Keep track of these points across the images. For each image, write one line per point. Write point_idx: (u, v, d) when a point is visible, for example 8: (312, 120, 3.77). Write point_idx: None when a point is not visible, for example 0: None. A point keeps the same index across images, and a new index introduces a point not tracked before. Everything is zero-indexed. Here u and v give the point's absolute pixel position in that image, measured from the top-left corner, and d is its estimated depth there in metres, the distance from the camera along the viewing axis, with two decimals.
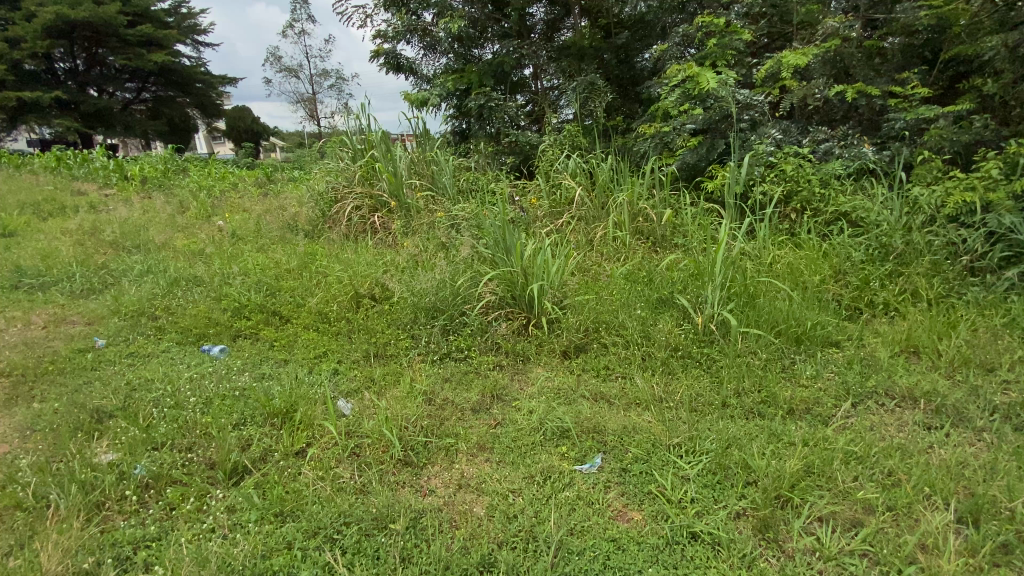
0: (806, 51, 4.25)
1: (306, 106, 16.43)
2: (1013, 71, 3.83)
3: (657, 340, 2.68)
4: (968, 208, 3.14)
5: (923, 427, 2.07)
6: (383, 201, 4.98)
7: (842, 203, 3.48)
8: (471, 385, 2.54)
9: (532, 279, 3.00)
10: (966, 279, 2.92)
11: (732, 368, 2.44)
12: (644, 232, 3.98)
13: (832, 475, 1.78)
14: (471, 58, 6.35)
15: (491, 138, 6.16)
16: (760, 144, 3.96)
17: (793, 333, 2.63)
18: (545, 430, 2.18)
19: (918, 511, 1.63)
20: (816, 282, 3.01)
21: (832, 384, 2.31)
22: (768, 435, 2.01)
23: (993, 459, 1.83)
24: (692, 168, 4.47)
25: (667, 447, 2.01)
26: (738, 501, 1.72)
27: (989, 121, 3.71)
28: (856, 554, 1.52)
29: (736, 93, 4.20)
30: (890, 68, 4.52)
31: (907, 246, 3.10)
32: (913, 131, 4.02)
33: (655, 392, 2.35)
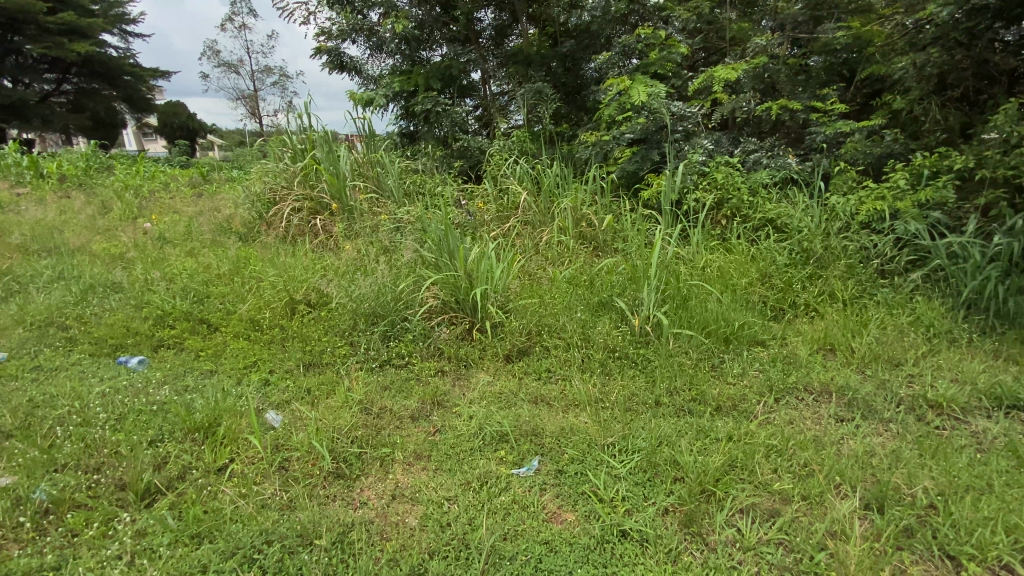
0: (736, 66, 4.51)
1: (248, 104, 15.73)
2: (919, 89, 4.19)
3: (596, 342, 2.73)
4: (878, 215, 3.40)
5: (836, 419, 2.21)
6: (325, 203, 4.82)
7: (768, 210, 3.68)
8: (409, 391, 2.49)
9: (475, 283, 2.98)
10: (878, 281, 3.15)
11: (665, 368, 2.52)
12: (587, 237, 4.05)
13: (753, 468, 1.87)
14: (419, 60, 6.28)
15: (439, 141, 6.09)
16: (694, 153, 4.15)
17: (722, 333, 2.75)
18: (484, 435, 2.16)
19: (829, 499, 1.73)
20: (744, 284, 3.16)
21: (757, 381, 2.43)
22: (696, 432, 2.08)
23: (896, 447, 1.97)
24: (632, 175, 4.62)
25: (602, 447, 2.05)
26: (666, 497, 1.77)
27: (897, 136, 4.04)
28: (773, 543, 1.60)
29: (671, 105, 4.45)
30: (813, 84, 4.84)
31: (826, 249, 3.31)
32: (832, 143, 4.31)
33: (593, 393, 2.38)
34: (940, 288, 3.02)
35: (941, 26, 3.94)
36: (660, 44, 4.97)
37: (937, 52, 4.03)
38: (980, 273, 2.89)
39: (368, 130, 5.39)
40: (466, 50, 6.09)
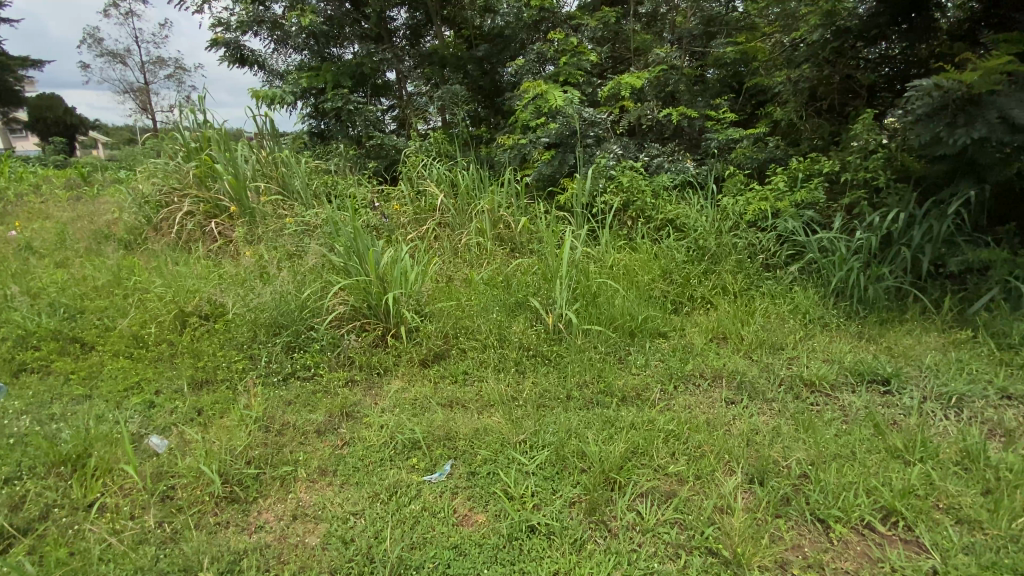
0: (641, 75, 4.77)
1: (139, 99, 14.28)
2: (796, 101, 4.66)
3: (511, 342, 2.75)
4: (763, 214, 3.73)
5: (727, 402, 2.39)
6: (223, 206, 4.48)
7: (669, 211, 3.93)
8: (316, 404, 2.36)
9: (387, 288, 2.90)
10: (763, 274, 3.45)
11: (576, 364, 2.60)
12: (504, 238, 4.08)
13: (652, 452, 1.99)
14: (329, 56, 6.02)
15: (352, 142, 5.85)
16: (602, 158, 4.35)
17: (627, 327, 2.90)
18: (395, 444, 2.10)
19: (719, 476, 1.87)
20: (648, 281, 3.35)
21: (658, 371, 2.59)
22: (604, 423, 2.17)
23: (777, 424, 2.17)
24: (548, 178, 4.71)
25: (514, 445, 2.06)
26: (573, 489, 1.82)
27: (779, 143, 4.47)
28: (669, 523, 1.70)
29: (582, 111, 4.53)
30: (708, 93, 5.21)
31: (719, 246, 3.59)
32: (724, 149, 4.68)
33: (506, 393, 2.40)
34: (815, 278, 3.36)
35: (812, 46, 4.43)
36: (570, 51, 5.15)
37: (810, 69, 4.51)
38: (845, 264, 3.26)
39: (273, 130, 5.07)
40: (378, 49, 5.90)
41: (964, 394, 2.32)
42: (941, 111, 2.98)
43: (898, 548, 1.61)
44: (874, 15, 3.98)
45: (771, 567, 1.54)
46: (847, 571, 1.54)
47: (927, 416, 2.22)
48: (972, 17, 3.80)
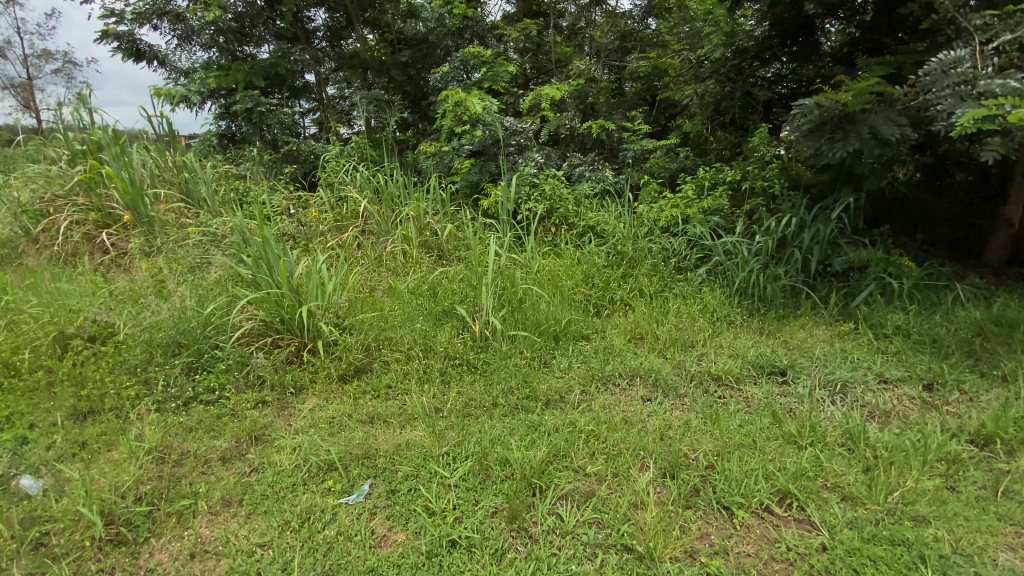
0: (560, 87, 4.95)
1: (20, 96, 12.60)
2: (702, 114, 4.98)
3: (436, 352, 2.71)
4: (675, 220, 3.96)
5: (644, 400, 2.50)
6: (116, 215, 4.08)
7: (590, 218, 4.07)
8: (220, 430, 2.20)
9: (301, 301, 2.77)
10: (675, 277, 3.65)
11: (501, 370, 2.61)
12: (431, 246, 3.95)
13: (572, 455, 2.03)
14: (240, 56, 5.67)
15: (267, 145, 5.52)
16: (525, 166, 4.43)
17: (552, 331, 2.95)
18: (309, 467, 2.00)
19: (634, 473, 1.94)
20: (571, 286, 3.44)
21: (580, 373, 2.65)
22: (527, 428, 2.19)
23: (688, 418, 2.29)
24: (473, 185, 4.70)
25: (436, 458, 2.02)
26: (494, 498, 1.82)
27: (688, 154, 4.76)
28: (588, 523, 1.74)
29: (503, 120, 4.67)
30: (625, 105, 5.38)
31: (636, 250, 3.76)
32: (639, 159, 4.92)
33: (429, 404, 2.35)
34: (722, 279, 3.60)
35: (716, 63, 4.82)
36: (490, 61, 5.24)
37: (713, 84, 4.86)
38: (747, 266, 3.53)
39: (173, 132, 4.69)
40: (296, 49, 5.64)
41: (848, 380, 2.57)
42: (824, 127, 3.31)
43: (792, 528, 1.74)
44: (767, 37, 4.38)
45: (680, 557, 1.61)
46: (748, 554, 1.64)
47: (817, 403, 2.43)
48: (850, 41, 4.20)
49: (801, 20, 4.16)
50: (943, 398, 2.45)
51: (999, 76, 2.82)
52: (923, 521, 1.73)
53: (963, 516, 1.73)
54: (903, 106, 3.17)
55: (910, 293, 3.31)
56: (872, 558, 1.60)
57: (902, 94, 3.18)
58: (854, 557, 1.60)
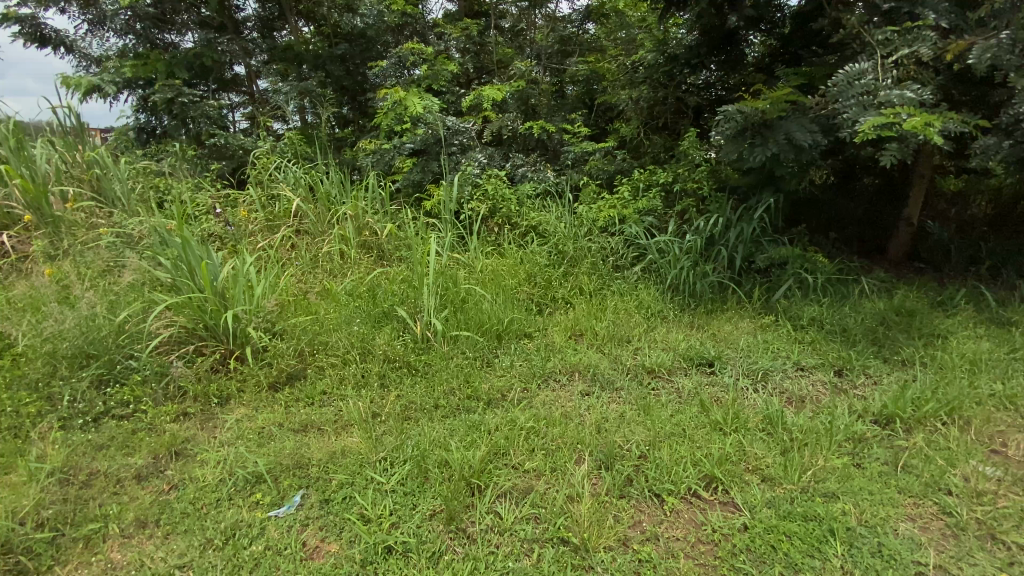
0: (501, 87, 4.98)
1: None
2: (637, 118, 5.13)
3: (375, 355, 2.63)
4: (612, 221, 4.09)
5: (583, 395, 2.56)
6: (14, 214, 3.70)
7: (532, 218, 4.11)
8: (135, 447, 2.06)
9: (227, 306, 2.62)
10: (614, 275, 3.76)
11: (442, 371, 2.58)
12: (370, 246, 3.82)
13: (511, 453, 2.04)
14: (161, 44, 5.28)
15: (191, 141, 5.18)
16: (467, 165, 4.42)
17: (494, 330, 2.95)
18: (235, 480, 1.90)
19: (572, 466, 1.98)
20: (513, 285, 3.46)
21: (522, 370, 2.68)
22: (468, 428, 2.18)
23: (623, 410, 2.37)
24: (415, 184, 4.63)
25: (373, 464, 1.97)
26: (432, 501, 1.80)
27: (625, 157, 4.92)
28: (526, 519, 1.76)
29: (445, 119, 4.62)
30: (565, 108, 5.51)
31: (576, 249, 3.84)
32: (579, 160, 5.03)
33: (366, 409, 2.29)
34: (656, 276, 3.74)
35: (650, 68, 5.05)
36: (430, 59, 5.18)
37: (648, 90, 5.06)
38: (679, 263, 3.69)
39: (81, 124, 4.30)
40: (222, 39, 5.33)
41: (769, 368, 2.75)
42: (746, 132, 3.52)
43: (717, 510, 1.84)
44: (696, 46, 4.67)
45: (614, 546, 1.66)
46: (677, 538, 1.72)
47: (740, 392, 2.58)
48: (771, 53, 4.55)
49: (726, 31, 4.45)
50: (851, 382, 2.67)
51: (896, 88, 3.11)
52: (832, 497, 1.88)
53: (867, 490, 1.89)
54: (815, 114, 3.42)
55: (823, 287, 3.58)
56: (788, 534, 1.71)
57: (814, 103, 3.43)
58: (772, 534, 1.71)
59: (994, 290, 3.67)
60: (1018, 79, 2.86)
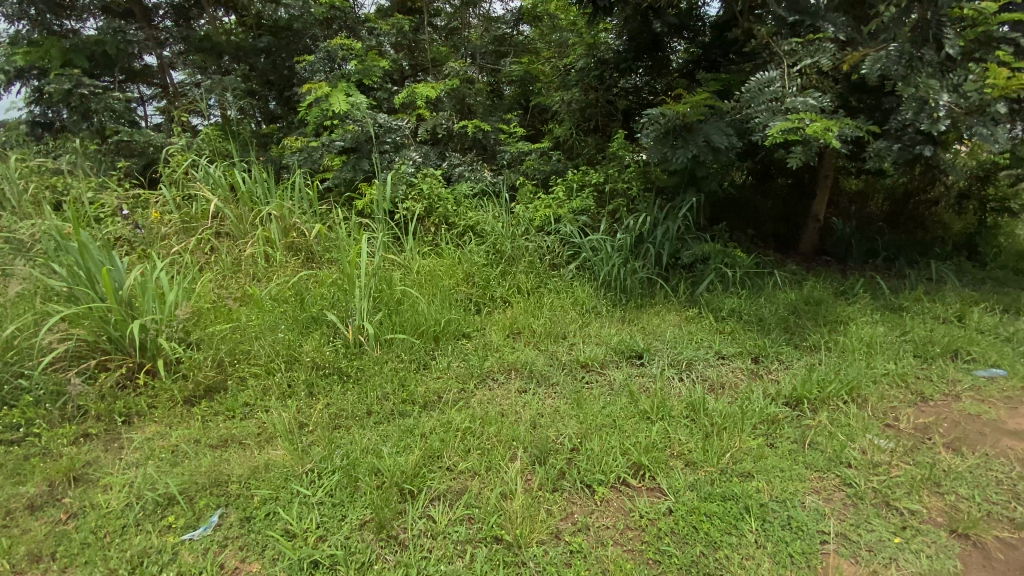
0: (435, 86, 4.92)
1: None
2: (571, 119, 5.23)
3: (303, 362, 2.52)
4: (548, 220, 4.15)
5: (520, 392, 2.59)
6: None
7: (469, 217, 4.09)
8: (27, 475, 1.88)
9: (134, 316, 2.43)
10: (550, 273, 3.82)
11: (376, 375, 2.51)
12: (297, 248, 3.63)
13: (445, 455, 2.03)
14: (60, 31, 4.78)
15: (92, 135, 4.74)
16: (401, 164, 4.34)
17: (431, 332, 2.90)
18: (145, 504, 1.77)
19: (506, 463, 1.99)
20: (450, 285, 3.43)
21: (459, 371, 2.66)
22: (402, 433, 2.14)
23: (558, 405, 2.42)
24: (346, 183, 4.50)
25: (299, 477, 1.89)
26: (363, 510, 1.75)
27: (560, 157, 5.00)
28: (460, 520, 1.75)
29: (376, 116, 4.50)
30: (501, 109, 5.55)
31: (513, 248, 3.86)
32: (514, 160, 5.07)
33: (293, 420, 2.19)
34: (590, 273, 3.84)
35: (581, 71, 5.17)
36: (360, 55, 5.02)
37: (579, 92, 5.17)
38: (610, 260, 3.81)
39: None
40: (127, 26, 4.85)
41: (693, 358, 2.90)
42: (670, 133, 3.69)
43: (644, 497, 1.91)
44: (624, 51, 4.84)
45: (546, 540, 1.69)
46: (606, 527, 1.78)
47: (667, 380, 2.72)
48: (694, 59, 4.76)
49: (652, 37, 4.67)
50: (766, 368, 2.87)
51: (800, 95, 3.36)
52: (748, 476, 2.01)
53: (778, 467, 2.04)
54: (731, 118, 3.64)
55: (742, 281, 3.82)
56: (707, 514, 1.81)
57: (730, 107, 3.65)
58: (693, 515, 1.80)
59: (889, 280, 4.06)
60: (903, 88, 3.17)
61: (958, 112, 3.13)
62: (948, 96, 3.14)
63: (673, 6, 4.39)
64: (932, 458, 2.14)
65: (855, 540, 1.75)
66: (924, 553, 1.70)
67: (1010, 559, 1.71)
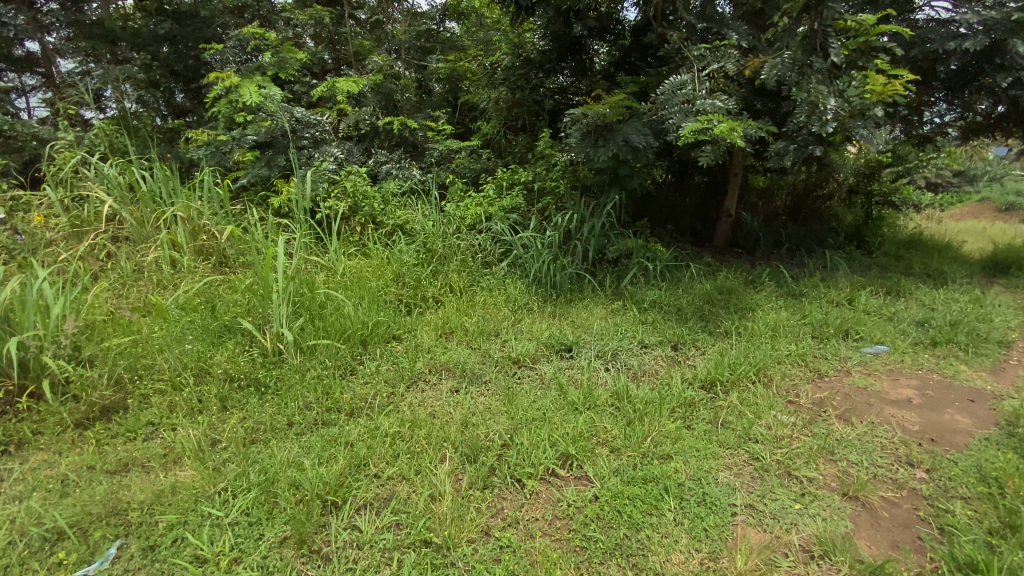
0: (357, 80, 4.76)
1: None
2: (498, 117, 5.26)
3: (215, 374, 2.36)
4: (478, 218, 4.15)
5: (452, 392, 2.57)
6: None
7: (397, 216, 4.00)
8: None
9: (12, 333, 2.19)
10: (482, 271, 3.82)
11: (298, 384, 2.39)
12: (208, 251, 3.39)
13: (371, 462, 1.98)
14: None
15: None
16: (322, 161, 4.20)
17: (357, 336, 2.81)
18: (30, 541, 1.60)
19: (435, 465, 1.98)
20: (378, 286, 3.34)
21: (389, 374, 2.61)
22: (325, 443, 2.05)
23: (489, 403, 2.43)
24: (262, 181, 4.26)
25: (210, 498, 1.77)
26: (283, 526, 1.67)
27: (489, 155, 5.02)
28: (387, 527, 1.72)
29: (293, 110, 4.31)
30: (428, 106, 5.47)
31: (444, 247, 3.82)
32: (443, 159, 5.02)
33: (203, 437, 2.05)
34: (521, 270, 3.89)
35: (507, 70, 5.20)
36: (275, 47, 4.76)
37: (506, 90, 5.20)
38: (540, 256, 3.88)
39: None
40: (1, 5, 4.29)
41: (618, 349, 3.02)
42: (591, 133, 3.81)
43: (572, 486, 1.97)
44: (548, 52, 4.93)
45: (476, 538, 1.70)
46: (536, 519, 1.81)
47: (594, 371, 2.81)
48: (614, 60, 4.94)
49: (573, 38, 4.80)
50: (684, 354, 3.05)
51: (709, 98, 3.58)
52: (668, 457, 2.12)
53: (695, 447, 2.17)
54: (648, 119, 3.81)
55: (663, 273, 4.02)
56: (631, 497, 1.89)
57: (647, 109, 3.82)
58: (617, 500, 1.88)
59: (792, 269, 4.43)
60: (797, 92, 3.44)
61: (843, 115, 3.45)
62: (835, 101, 3.44)
63: (592, 9, 4.53)
64: (827, 429, 2.36)
65: (761, 509, 1.90)
66: (819, 516, 1.88)
67: (893, 515, 1.92)
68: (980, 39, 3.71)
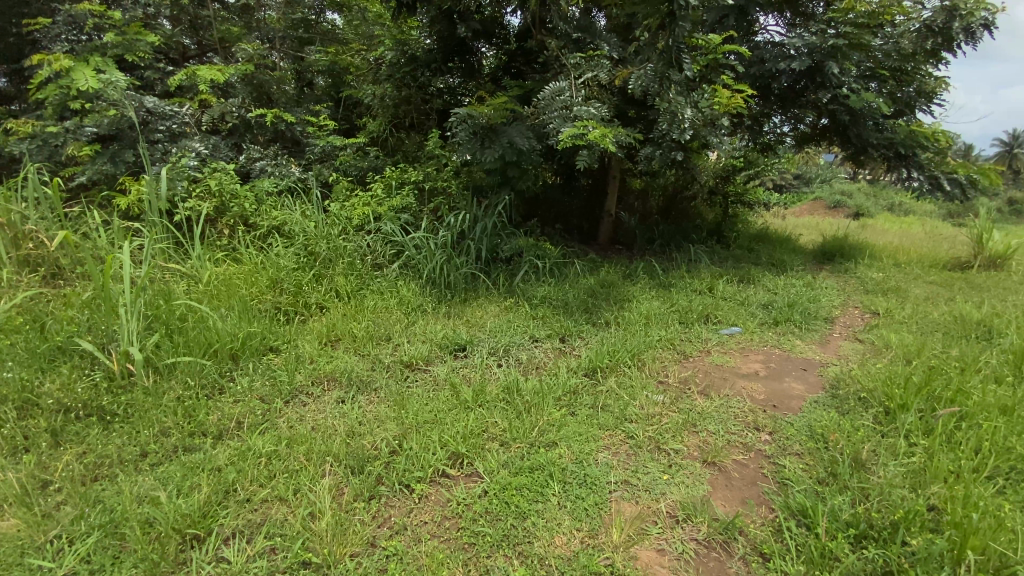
0: (222, 68, 4.35)
1: None
2: (385, 114, 5.11)
3: (44, 405, 2.04)
4: (366, 219, 4.02)
5: (338, 402, 2.46)
6: None
7: (274, 218, 3.73)
8: None
9: None
10: (371, 273, 3.70)
11: (153, 409, 2.14)
12: (36, 262, 2.91)
13: (242, 487, 1.83)
14: None
15: None
16: (181, 158, 3.79)
17: (227, 350, 2.58)
18: None
19: (317, 481, 1.89)
20: (252, 294, 3.09)
21: (265, 389, 2.43)
22: (186, 471, 1.86)
23: (378, 410, 2.37)
24: (107, 179, 3.75)
25: (38, 549, 1.53)
26: (131, 570, 1.49)
27: (377, 153, 4.88)
28: (260, 554, 1.61)
29: (142, 100, 3.87)
30: (308, 100, 5.17)
31: (328, 250, 3.64)
32: (326, 156, 4.77)
33: (29, 480, 1.76)
34: (413, 271, 3.84)
35: (392, 66, 5.06)
36: (118, 25, 4.18)
37: (391, 87, 5.07)
38: (430, 256, 3.86)
39: None
40: None
41: (510, 344, 3.11)
42: (477, 134, 3.87)
43: (462, 484, 1.99)
44: (434, 51, 4.89)
45: (360, 551, 1.65)
46: (425, 522, 1.80)
47: (486, 368, 2.86)
48: (500, 63, 5.03)
49: (458, 40, 4.77)
50: (571, 345, 3.22)
51: (584, 105, 3.80)
52: (553, 444, 2.24)
53: (578, 432, 2.31)
54: (530, 123, 3.95)
55: (551, 270, 4.20)
56: (518, 488, 1.96)
57: (528, 112, 3.96)
58: (505, 492, 1.94)
59: (664, 262, 4.87)
60: (659, 102, 3.78)
61: (698, 123, 3.86)
62: (691, 110, 3.83)
63: (476, 11, 4.56)
64: (691, 404, 2.64)
65: (635, 483, 2.07)
66: (683, 483, 2.10)
67: (742, 475, 2.20)
68: (803, 61, 4.37)
